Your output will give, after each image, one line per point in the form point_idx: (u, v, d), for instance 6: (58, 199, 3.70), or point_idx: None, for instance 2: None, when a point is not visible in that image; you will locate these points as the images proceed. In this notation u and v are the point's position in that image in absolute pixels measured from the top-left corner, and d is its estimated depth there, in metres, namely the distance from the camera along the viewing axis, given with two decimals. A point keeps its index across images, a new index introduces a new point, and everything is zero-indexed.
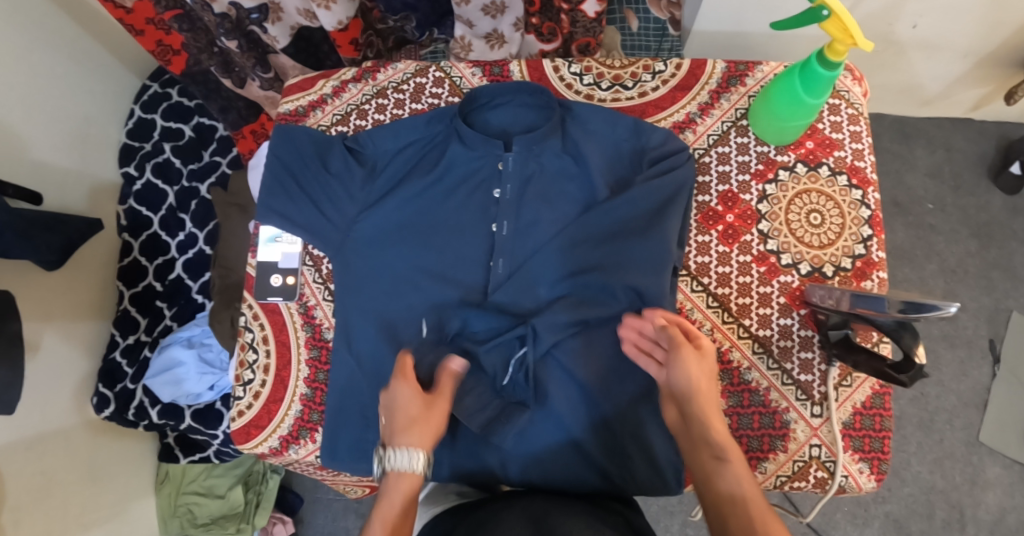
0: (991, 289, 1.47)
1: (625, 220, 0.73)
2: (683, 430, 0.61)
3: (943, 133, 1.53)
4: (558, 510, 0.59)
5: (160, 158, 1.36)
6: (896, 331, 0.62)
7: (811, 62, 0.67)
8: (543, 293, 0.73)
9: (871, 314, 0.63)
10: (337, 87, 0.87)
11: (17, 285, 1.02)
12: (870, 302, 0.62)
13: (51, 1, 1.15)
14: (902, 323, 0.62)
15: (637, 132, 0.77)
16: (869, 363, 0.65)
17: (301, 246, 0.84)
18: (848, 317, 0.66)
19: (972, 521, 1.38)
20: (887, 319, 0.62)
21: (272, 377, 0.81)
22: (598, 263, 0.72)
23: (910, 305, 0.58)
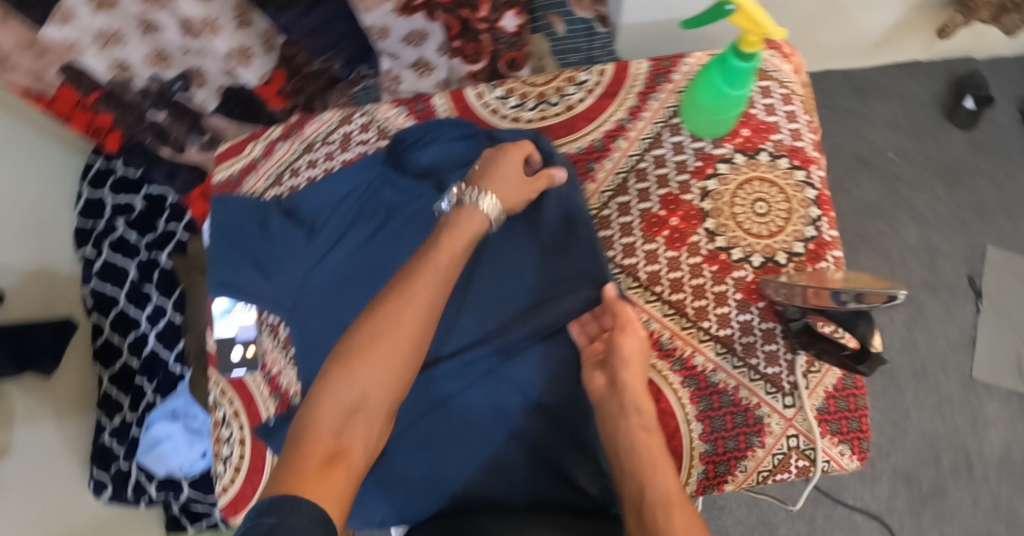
0: (964, 228, 1.47)
1: (543, 236, 0.75)
2: (610, 399, 0.62)
3: (895, 81, 1.53)
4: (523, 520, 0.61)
5: (115, 235, 1.33)
6: (852, 319, 0.63)
7: (728, 57, 0.67)
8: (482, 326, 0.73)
9: (825, 308, 0.62)
10: (267, 148, 0.85)
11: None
12: (815, 294, 0.62)
13: None
14: (857, 313, 0.62)
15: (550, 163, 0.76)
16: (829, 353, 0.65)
17: (256, 314, 0.82)
18: (804, 311, 0.65)
19: (978, 459, 1.39)
20: (842, 311, 0.62)
21: (250, 449, 0.80)
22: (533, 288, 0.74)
23: (856, 293, 0.59)
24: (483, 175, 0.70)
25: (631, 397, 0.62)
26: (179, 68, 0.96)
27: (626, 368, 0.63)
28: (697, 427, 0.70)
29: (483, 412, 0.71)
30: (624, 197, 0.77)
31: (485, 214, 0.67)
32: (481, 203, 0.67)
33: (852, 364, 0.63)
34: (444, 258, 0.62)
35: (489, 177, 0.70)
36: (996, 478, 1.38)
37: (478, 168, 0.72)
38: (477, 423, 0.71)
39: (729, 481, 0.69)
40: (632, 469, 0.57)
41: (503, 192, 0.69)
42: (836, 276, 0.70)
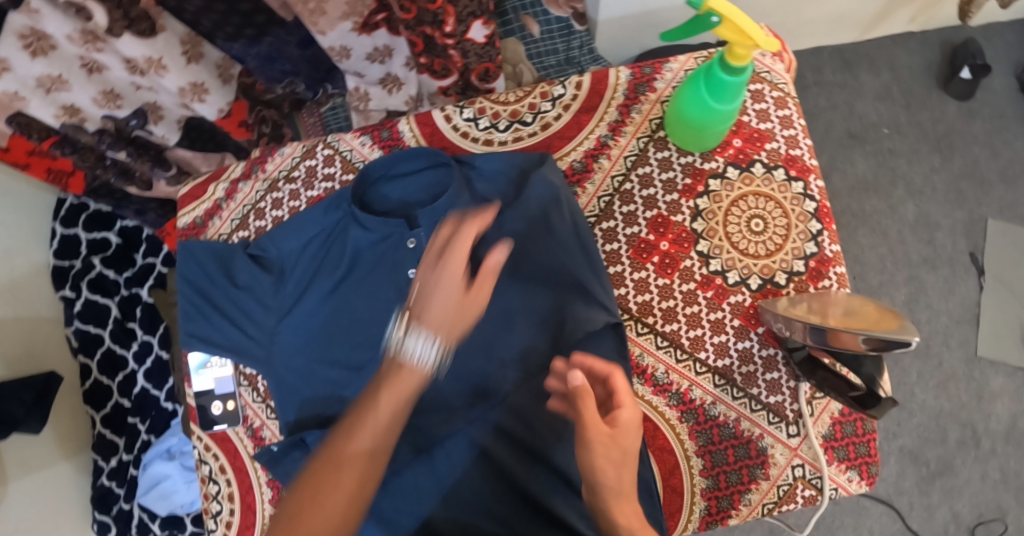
0: (963, 201, 1.43)
1: (518, 261, 0.70)
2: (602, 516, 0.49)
3: (885, 52, 1.47)
4: None
5: (93, 274, 1.28)
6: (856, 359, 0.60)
7: (714, 69, 0.62)
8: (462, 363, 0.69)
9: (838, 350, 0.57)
10: (229, 189, 0.81)
11: None
12: (816, 334, 0.58)
13: None
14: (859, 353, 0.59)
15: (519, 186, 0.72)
16: (830, 384, 0.62)
17: (233, 367, 0.80)
18: (807, 345, 0.61)
19: (986, 434, 1.37)
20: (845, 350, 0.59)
21: (239, 505, 0.78)
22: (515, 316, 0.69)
23: (854, 338, 0.54)
24: (423, 302, 0.54)
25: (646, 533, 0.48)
26: (133, 105, 0.92)
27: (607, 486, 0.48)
28: (698, 463, 0.67)
29: (468, 466, 0.68)
30: (609, 222, 0.73)
31: (422, 365, 0.52)
32: (414, 351, 0.52)
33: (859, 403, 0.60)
34: (387, 402, 0.52)
35: (426, 307, 0.54)
36: (1004, 450, 1.36)
37: (415, 289, 0.56)
38: (464, 474, 0.68)
39: (734, 515, 0.67)
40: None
41: (448, 325, 0.53)
42: (840, 297, 0.67)
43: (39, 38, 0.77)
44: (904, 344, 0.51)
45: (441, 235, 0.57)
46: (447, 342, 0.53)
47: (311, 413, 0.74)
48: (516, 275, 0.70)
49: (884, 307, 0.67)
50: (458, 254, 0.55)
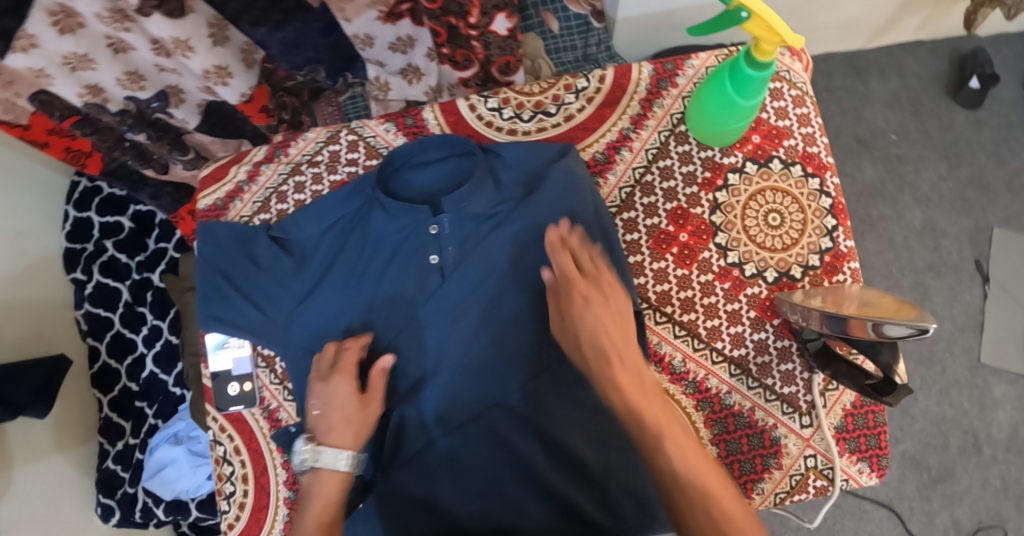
0: (969, 209, 1.44)
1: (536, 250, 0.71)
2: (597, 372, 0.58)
3: (895, 60, 1.49)
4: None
5: (105, 257, 1.29)
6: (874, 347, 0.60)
7: (740, 63, 0.63)
8: (483, 350, 0.70)
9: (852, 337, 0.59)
10: (251, 172, 0.82)
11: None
12: (830, 321, 0.59)
13: None
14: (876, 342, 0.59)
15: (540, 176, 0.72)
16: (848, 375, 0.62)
17: (251, 348, 0.80)
18: (824, 334, 0.62)
19: (987, 442, 1.37)
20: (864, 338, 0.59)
21: (254, 485, 0.78)
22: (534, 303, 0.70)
23: (869, 324, 0.55)
24: (322, 423, 0.66)
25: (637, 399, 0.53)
26: (155, 88, 0.92)
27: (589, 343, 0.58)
28: (712, 451, 0.68)
29: (486, 451, 0.69)
30: (630, 213, 0.74)
31: (342, 470, 0.64)
32: (332, 462, 0.64)
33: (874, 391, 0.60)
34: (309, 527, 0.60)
35: (328, 422, 0.66)
36: (1005, 458, 1.37)
37: (315, 411, 0.67)
38: (479, 456, 0.70)
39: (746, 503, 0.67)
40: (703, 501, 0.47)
41: (351, 431, 0.66)
42: (855, 291, 0.67)
43: (68, 15, 0.74)
44: (920, 329, 0.52)
45: (331, 351, 0.70)
46: (356, 447, 0.66)
47: None
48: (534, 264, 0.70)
49: (901, 300, 0.68)
50: (343, 375, 0.67)
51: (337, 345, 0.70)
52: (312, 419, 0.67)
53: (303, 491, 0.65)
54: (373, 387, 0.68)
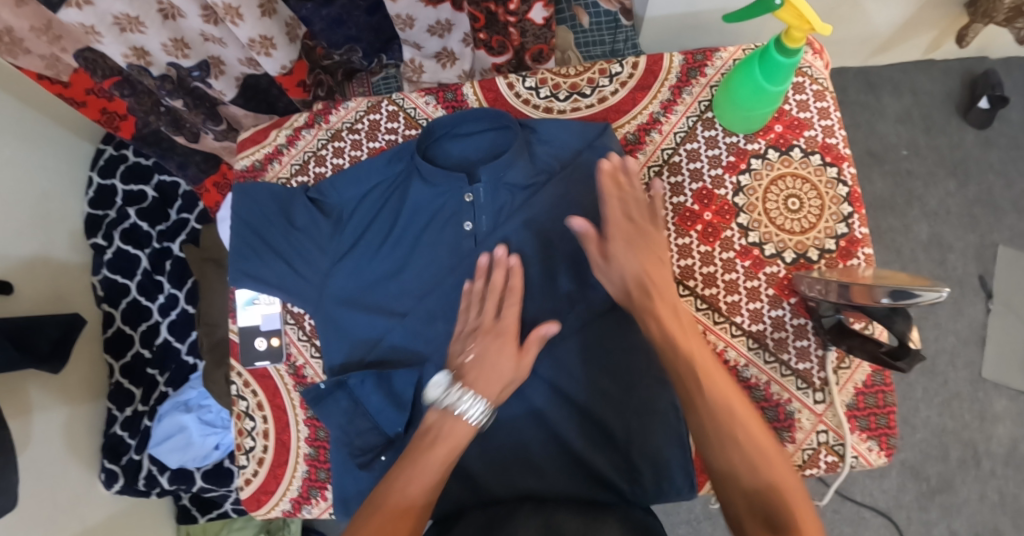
0: (975, 226, 1.47)
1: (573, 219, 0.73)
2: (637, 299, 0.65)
3: (908, 78, 1.53)
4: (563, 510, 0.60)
5: (128, 224, 1.32)
6: (889, 316, 0.61)
7: (769, 51, 0.65)
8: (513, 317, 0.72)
9: (862, 305, 0.61)
10: (291, 136, 0.85)
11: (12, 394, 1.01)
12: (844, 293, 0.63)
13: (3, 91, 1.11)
14: (893, 310, 0.60)
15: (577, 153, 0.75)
16: (864, 348, 0.64)
17: (280, 306, 0.82)
18: (839, 305, 0.64)
19: (987, 456, 1.37)
20: (880, 307, 0.61)
21: (274, 442, 0.80)
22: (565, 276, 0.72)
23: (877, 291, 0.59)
24: (474, 370, 0.64)
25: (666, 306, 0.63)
26: (198, 57, 0.94)
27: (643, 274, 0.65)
28: None
29: (510, 413, 0.72)
30: (657, 191, 0.77)
31: (471, 421, 0.61)
32: (463, 409, 0.61)
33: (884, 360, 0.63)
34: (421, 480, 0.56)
35: (479, 373, 0.64)
36: (1004, 473, 1.37)
37: (468, 356, 0.66)
38: (508, 424, 0.72)
39: None
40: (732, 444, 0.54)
41: (492, 388, 0.63)
42: (869, 273, 0.70)
43: None
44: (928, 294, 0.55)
45: (483, 283, 0.70)
46: (492, 401, 0.63)
47: (356, 353, 0.76)
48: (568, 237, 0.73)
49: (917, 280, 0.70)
50: (505, 334, 0.66)
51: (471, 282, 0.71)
52: (461, 364, 0.66)
53: (426, 426, 0.62)
54: (530, 348, 0.65)
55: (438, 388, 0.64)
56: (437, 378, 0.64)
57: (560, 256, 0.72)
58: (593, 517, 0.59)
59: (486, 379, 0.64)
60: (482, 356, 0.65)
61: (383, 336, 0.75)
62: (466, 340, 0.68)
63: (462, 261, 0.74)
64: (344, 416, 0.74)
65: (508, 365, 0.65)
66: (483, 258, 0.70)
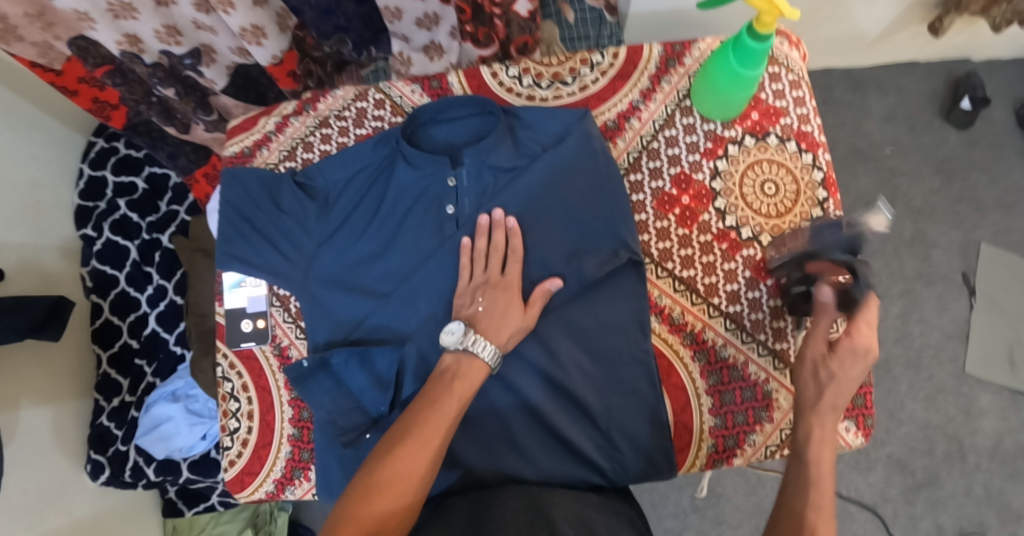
0: (959, 223, 1.49)
1: (553, 200, 0.74)
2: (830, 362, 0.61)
3: (892, 78, 1.56)
4: (546, 496, 0.61)
5: (117, 215, 1.32)
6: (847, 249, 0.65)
7: (743, 37, 0.67)
8: None
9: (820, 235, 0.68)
10: (279, 123, 0.86)
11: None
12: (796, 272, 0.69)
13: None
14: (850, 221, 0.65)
15: (560, 137, 0.76)
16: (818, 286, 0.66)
17: (266, 288, 0.83)
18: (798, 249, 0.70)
19: (972, 450, 1.39)
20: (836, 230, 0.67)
21: (258, 423, 0.80)
22: (543, 255, 0.73)
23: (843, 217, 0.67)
24: (486, 318, 0.67)
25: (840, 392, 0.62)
26: (190, 45, 0.96)
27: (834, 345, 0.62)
28: (708, 401, 0.73)
29: (492, 390, 0.72)
30: (636, 175, 0.79)
31: (486, 362, 0.64)
32: (478, 350, 0.64)
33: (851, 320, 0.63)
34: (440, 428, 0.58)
35: (490, 322, 0.67)
36: (989, 468, 1.38)
37: (479, 307, 0.69)
38: (490, 403, 0.72)
39: (738, 454, 0.72)
40: (789, 521, 0.51)
41: (501, 335, 0.66)
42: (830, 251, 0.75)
43: None
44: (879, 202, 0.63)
45: (485, 241, 0.72)
46: (502, 346, 0.66)
47: (340, 334, 0.77)
48: (547, 218, 0.74)
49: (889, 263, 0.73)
50: (512, 287, 0.69)
51: (470, 240, 0.73)
52: (472, 314, 0.69)
53: (443, 368, 0.64)
54: (536, 301, 0.68)
55: (453, 334, 0.66)
56: (453, 324, 0.66)
57: (537, 233, 0.74)
58: (581, 507, 0.59)
59: (496, 327, 0.66)
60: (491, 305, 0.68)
61: (366, 316, 0.76)
62: (473, 293, 0.71)
63: (444, 238, 0.75)
64: (331, 396, 0.74)
65: (519, 316, 0.67)
66: (481, 218, 0.72)
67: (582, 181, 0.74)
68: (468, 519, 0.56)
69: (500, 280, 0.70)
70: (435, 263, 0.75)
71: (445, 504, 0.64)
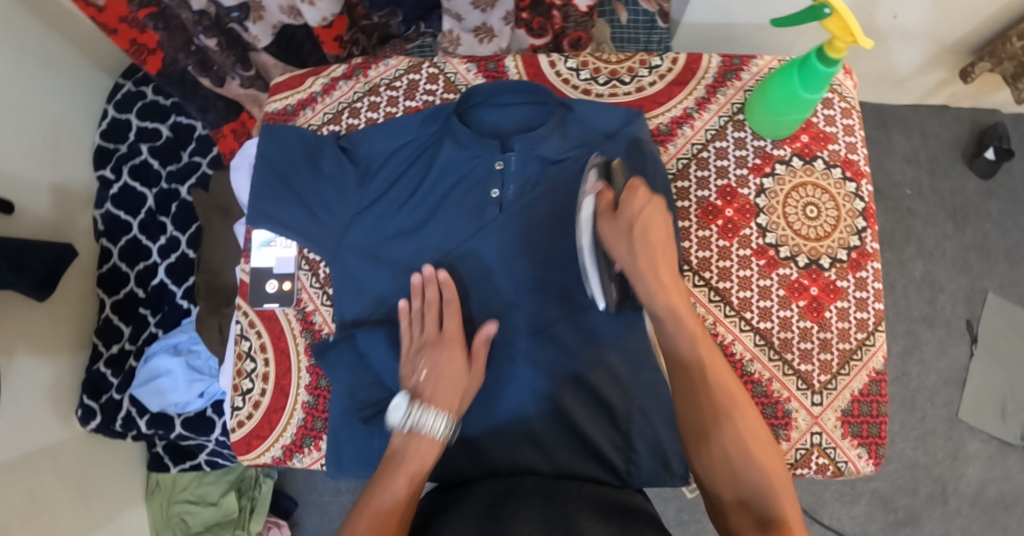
0: (968, 270, 1.51)
1: None
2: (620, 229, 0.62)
3: (920, 119, 1.57)
4: (566, 492, 0.59)
5: (138, 160, 1.30)
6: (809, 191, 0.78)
7: (810, 58, 0.67)
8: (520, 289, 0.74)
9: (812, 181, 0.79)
10: (327, 85, 0.86)
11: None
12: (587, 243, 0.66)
13: (30, 11, 1.10)
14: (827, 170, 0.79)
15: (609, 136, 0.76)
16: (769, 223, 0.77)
17: (296, 250, 0.83)
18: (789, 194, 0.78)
19: (954, 494, 1.41)
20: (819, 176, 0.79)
21: (273, 386, 0.79)
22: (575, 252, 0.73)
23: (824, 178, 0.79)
24: (430, 387, 0.66)
25: (671, 300, 0.58)
26: None
27: (650, 238, 0.61)
28: None
29: (515, 379, 0.72)
30: (684, 182, 0.79)
31: (436, 434, 0.62)
32: (427, 423, 0.62)
33: (627, 219, 0.62)
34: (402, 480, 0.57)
35: (436, 388, 0.66)
36: (969, 513, 1.40)
37: (422, 374, 0.67)
38: (512, 391, 0.72)
39: None
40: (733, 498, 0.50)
41: (451, 401, 0.65)
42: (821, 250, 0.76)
43: None
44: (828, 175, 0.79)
45: (420, 300, 0.72)
46: (454, 413, 0.65)
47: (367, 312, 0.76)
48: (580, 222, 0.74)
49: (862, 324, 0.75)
50: (452, 343, 0.69)
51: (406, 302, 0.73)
52: (416, 384, 0.67)
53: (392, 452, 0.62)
54: (478, 353, 0.69)
55: (398, 411, 0.64)
56: (397, 400, 0.64)
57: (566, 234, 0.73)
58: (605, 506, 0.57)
59: (445, 394, 0.66)
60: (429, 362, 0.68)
61: (394, 295, 0.75)
62: (415, 360, 0.69)
63: (482, 221, 0.74)
64: (349, 370, 0.74)
65: (457, 375, 0.67)
66: (413, 278, 0.73)
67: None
68: (485, 511, 0.55)
69: (440, 337, 0.70)
70: (470, 245, 0.74)
71: (461, 493, 0.63)
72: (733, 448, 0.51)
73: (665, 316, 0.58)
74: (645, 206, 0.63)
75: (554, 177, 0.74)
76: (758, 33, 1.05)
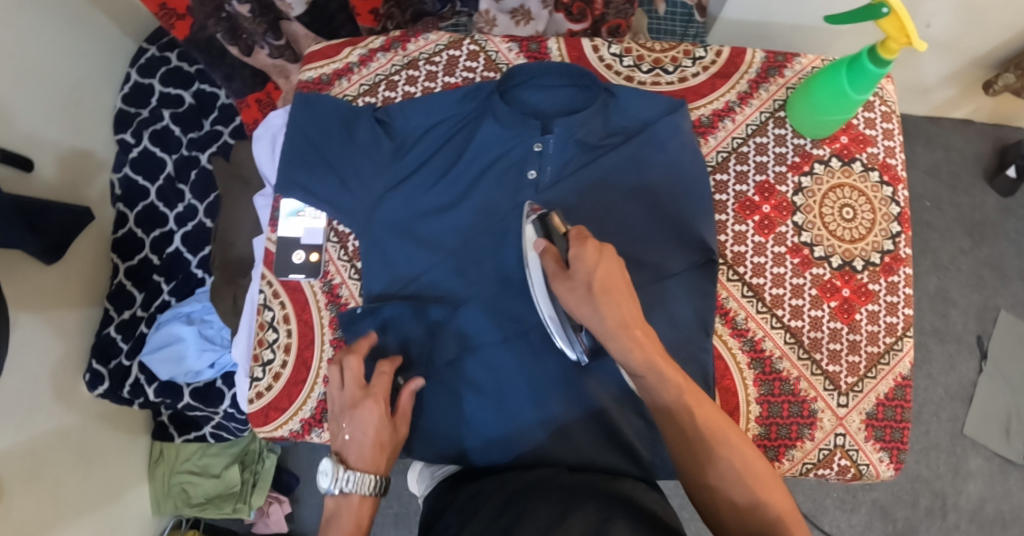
0: (981, 287, 1.51)
1: (630, 187, 0.73)
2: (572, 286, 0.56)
3: (943, 133, 1.57)
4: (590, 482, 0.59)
5: (159, 125, 1.29)
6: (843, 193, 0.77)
7: (861, 57, 0.66)
8: None
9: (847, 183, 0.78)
10: (364, 57, 0.84)
11: (14, 273, 0.97)
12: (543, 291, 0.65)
13: None
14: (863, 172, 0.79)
15: (648, 124, 0.75)
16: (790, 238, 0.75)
17: (325, 222, 0.82)
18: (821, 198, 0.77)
19: (954, 509, 1.41)
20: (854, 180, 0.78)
21: (295, 358, 0.78)
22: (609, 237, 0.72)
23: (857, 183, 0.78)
24: (355, 449, 0.65)
25: (651, 357, 0.53)
26: None
27: (605, 297, 0.54)
28: (756, 410, 0.72)
29: (540, 363, 0.72)
30: (722, 175, 0.78)
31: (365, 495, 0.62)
32: (353, 488, 0.61)
33: (579, 276, 0.56)
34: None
35: (360, 451, 0.65)
36: (967, 528, 1.40)
37: (345, 435, 0.66)
38: (539, 377, 0.71)
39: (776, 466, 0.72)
40: (735, 520, 0.49)
41: (379, 461, 0.65)
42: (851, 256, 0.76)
43: None
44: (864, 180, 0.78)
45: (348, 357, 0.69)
46: (382, 472, 0.65)
47: (395, 288, 0.75)
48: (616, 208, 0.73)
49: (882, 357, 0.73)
50: (377, 398, 0.67)
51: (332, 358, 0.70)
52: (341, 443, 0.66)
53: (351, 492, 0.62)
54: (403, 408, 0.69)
55: (324, 475, 0.62)
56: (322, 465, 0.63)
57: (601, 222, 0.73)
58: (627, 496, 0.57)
59: (373, 453, 0.65)
60: (351, 417, 0.66)
61: (423, 273, 0.75)
62: (340, 417, 0.67)
63: (518, 201, 0.74)
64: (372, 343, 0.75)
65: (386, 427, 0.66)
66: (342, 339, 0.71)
67: (665, 170, 0.74)
68: (496, 510, 0.55)
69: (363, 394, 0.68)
70: (503, 224, 0.74)
71: (473, 492, 0.63)
72: (730, 473, 0.50)
73: (645, 374, 0.53)
74: (597, 261, 0.55)
75: (592, 163, 0.73)
76: (797, 33, 1.04)
